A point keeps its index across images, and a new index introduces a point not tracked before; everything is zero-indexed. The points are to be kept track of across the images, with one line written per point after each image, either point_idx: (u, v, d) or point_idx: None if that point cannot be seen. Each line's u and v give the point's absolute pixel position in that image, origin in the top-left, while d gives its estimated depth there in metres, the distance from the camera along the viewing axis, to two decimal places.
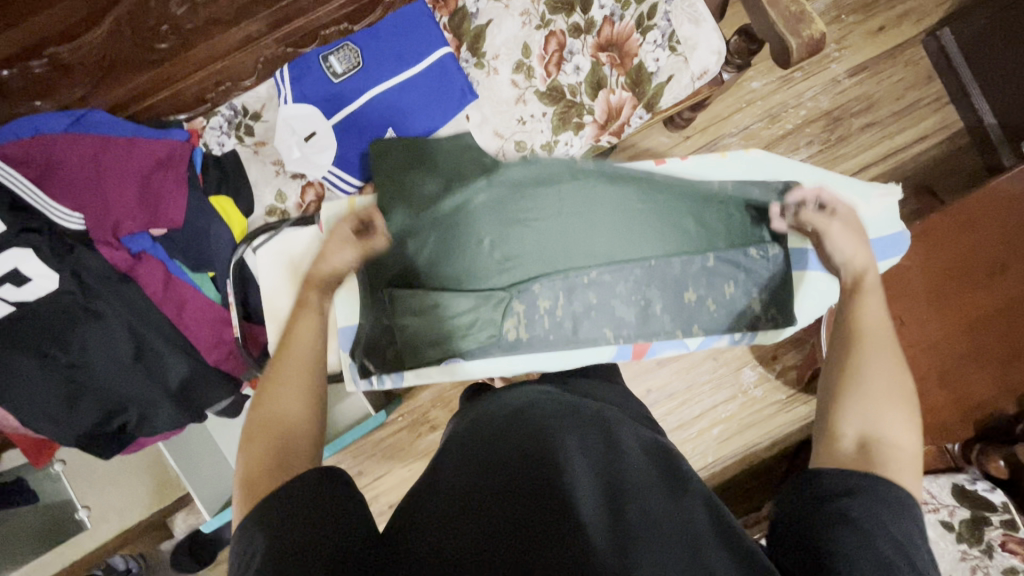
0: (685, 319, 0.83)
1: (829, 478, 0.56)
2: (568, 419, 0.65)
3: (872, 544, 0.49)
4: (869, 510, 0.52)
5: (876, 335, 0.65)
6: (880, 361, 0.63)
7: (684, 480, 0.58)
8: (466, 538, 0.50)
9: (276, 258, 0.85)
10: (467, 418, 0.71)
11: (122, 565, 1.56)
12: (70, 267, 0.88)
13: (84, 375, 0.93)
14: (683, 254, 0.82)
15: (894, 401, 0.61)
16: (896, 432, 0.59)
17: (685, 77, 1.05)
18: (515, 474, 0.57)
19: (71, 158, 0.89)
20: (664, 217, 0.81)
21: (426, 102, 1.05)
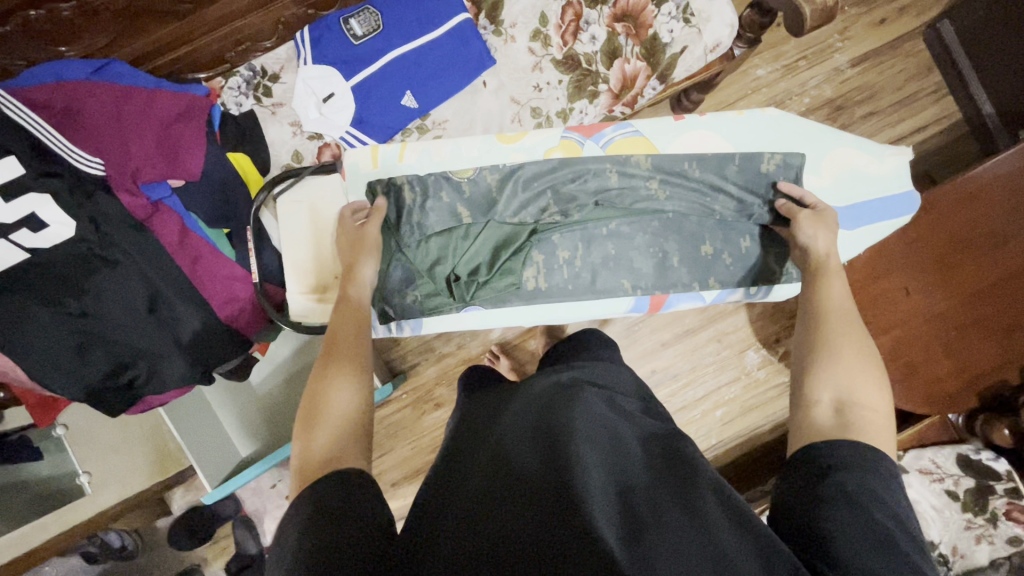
0: (702, 271, 0.83)
1: (822, 454, 0.57)
2: (579, 410, 0.64)
3: (867, 512, 0.50)
4: (861, 482, 0.52)
5: (837, 314, 0.69)
6: (841, 337, 0.67)
7: (695, 469, 0.58)
8: (488, 531, 0.49)
9: (296, 207, 0.86)
10: (478, 417, 0.71)
11: (116, 542, 1.53)
12: (88, 214, 0.89)
13: (95, 325, 0.92)
14: (701, 211, 0.83)
15: (864, 367, 0.64)
16: (872, 395, 0.62)
17: (699, 49, 1.08)
18: (523, 469, 0.56)
19: (92, 104, 0.90)
20: (681, 176, 0.83)
21: (444, 67, 1.06)
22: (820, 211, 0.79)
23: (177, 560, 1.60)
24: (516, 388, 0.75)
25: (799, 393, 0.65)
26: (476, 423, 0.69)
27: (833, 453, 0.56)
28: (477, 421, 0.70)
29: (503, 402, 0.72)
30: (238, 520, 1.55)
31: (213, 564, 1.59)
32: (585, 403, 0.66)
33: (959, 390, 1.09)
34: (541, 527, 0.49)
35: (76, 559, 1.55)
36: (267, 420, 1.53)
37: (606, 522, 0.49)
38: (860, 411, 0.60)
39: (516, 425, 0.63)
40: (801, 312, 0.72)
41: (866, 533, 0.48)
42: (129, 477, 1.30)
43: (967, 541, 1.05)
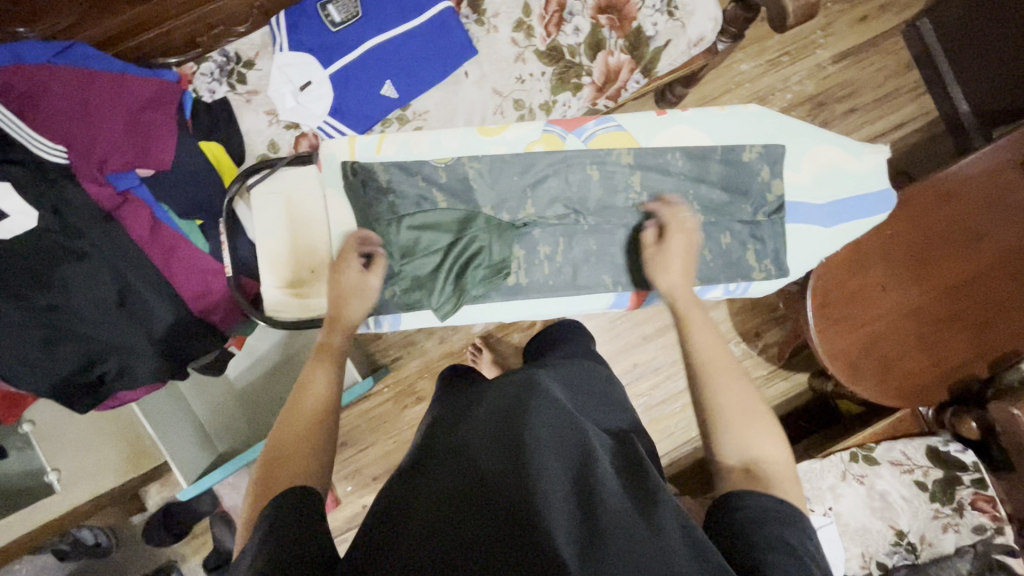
0: None
1: (758, 501, 0.54)
2: (546, 418, 0.62)
3: (807, 568, 0.48)
4: (790, 535, 0.51)
5: (712, 361, 0.65)
6: (731, 387, 0.63)
7: (659, 488, 0.56)
8: (438, 548, 0.47)
9: (271, 199, 0.84)
10: (451, 415, 0.70)
11: (89, 539, 1.50)
12: (51, 204, 0.86)
13: (61, 318, 0.89)
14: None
15: (755, 420, 0.61)
16: (770, 448, 0.59)
17: (682, 43, 1.08)
18: (483, 479, 0.54)
19: (56, 89, 0.86)
20: (663, 171, 0.82)
21: (424, 56, 1.03)
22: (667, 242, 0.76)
23: (153, 555, 1.57)
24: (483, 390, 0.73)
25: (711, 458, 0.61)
26: (437, 432, 0.67)
27: (754, 500, 0.54)
28: (437, 432, 0.67)
29: (467, 407, 0.70)
30: (215, 516, 1.53)
31: (191, 560, 1.57)
32: (551, 408, 0.64)
33: (930, 383, 1.12)
34: (494, 543, 0.47)
35: (48, 556, 1.52)
36: (246, 413, 1.52)
37: (561, 536, 0.48)
38: (766, 467, 0.58)
39: (479, 432, 0.62)
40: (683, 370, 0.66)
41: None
42: (102, 473, 1.27)
43: (935, 530, 1.09)
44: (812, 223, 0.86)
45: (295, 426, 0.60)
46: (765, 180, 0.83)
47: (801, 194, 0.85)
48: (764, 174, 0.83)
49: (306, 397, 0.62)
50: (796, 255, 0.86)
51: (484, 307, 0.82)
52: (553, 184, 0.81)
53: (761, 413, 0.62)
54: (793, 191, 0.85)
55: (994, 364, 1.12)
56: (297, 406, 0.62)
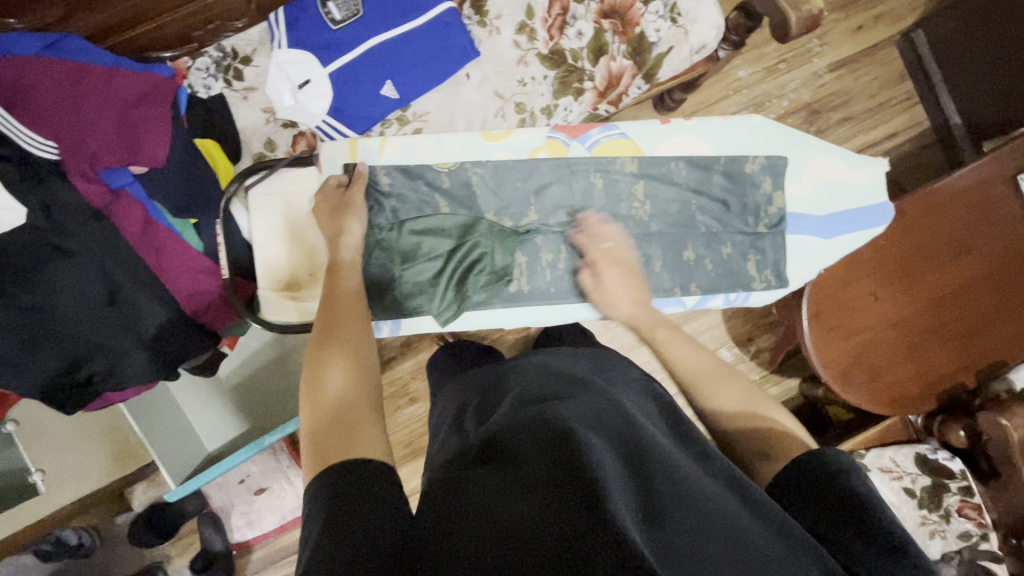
0: (684, 277, 0.83)
1: (815, 463, 0.57)
2: (583, 396, 0.64)
3: (881, 512, 0.51)
4: (867, 486, 0.54)
5: (699, 376, 0.67)
6: (720, 391, 0.65)
7: (707, 455, 0.59)
8: (507, 513, 0.48)
9: (269, 200, 0.82)
10: (482, 405, 0.71)
11: (73, 540, 1.44)
12: (39, 200, 0.83)
13: (48, 318, 0.87)
14: (683, 218, 0.83)
15: (756, 404, 0.65)
16: (778, 423, 0.63)
17: (684, 50, 1.08)
18: (540, 450, 0.54)
19: (46, 83, 0.84)
20: (667, 181, 0.82)
21: (425, 56, 1.02)
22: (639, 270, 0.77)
23: (138, 556, 1.55)
24: (514, 366, 0.74)
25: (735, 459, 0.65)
26: (469, 424, 0.69)
27: (822, 461, 0.57)
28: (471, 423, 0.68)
29: (498, 393, 0.71)
30: (203, 517, 1.51)
31: (177, 560, 1.55)
32: (589, 387, 0.66)
33: (921, 393, 1.13)
34: (571, 506, 0.47)
35: (27, 558, 1.48)
36: (236, 413, 1.50)
37: (627, 498, 0.49)
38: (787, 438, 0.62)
39: (517, 410, 0.62)
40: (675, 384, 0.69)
41: (880, 537, 0.50)
42: (87, 473, 1.25)
43: (923, 536, 1.10)
44: (809, 235, 0.86)
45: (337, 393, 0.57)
46: (766, 192, 0.84)
47: (799, 206, 0.86)
48: (765, 186, 0.83)
49: (354, 361, 0.60)
50: (795, 266, 0.86)
51: (483, 314, 0.82)
52: (555, 190, 0.81)
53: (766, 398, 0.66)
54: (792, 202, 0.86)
55: (981, 374, 1.14)
56: (339, 365, 0.59)
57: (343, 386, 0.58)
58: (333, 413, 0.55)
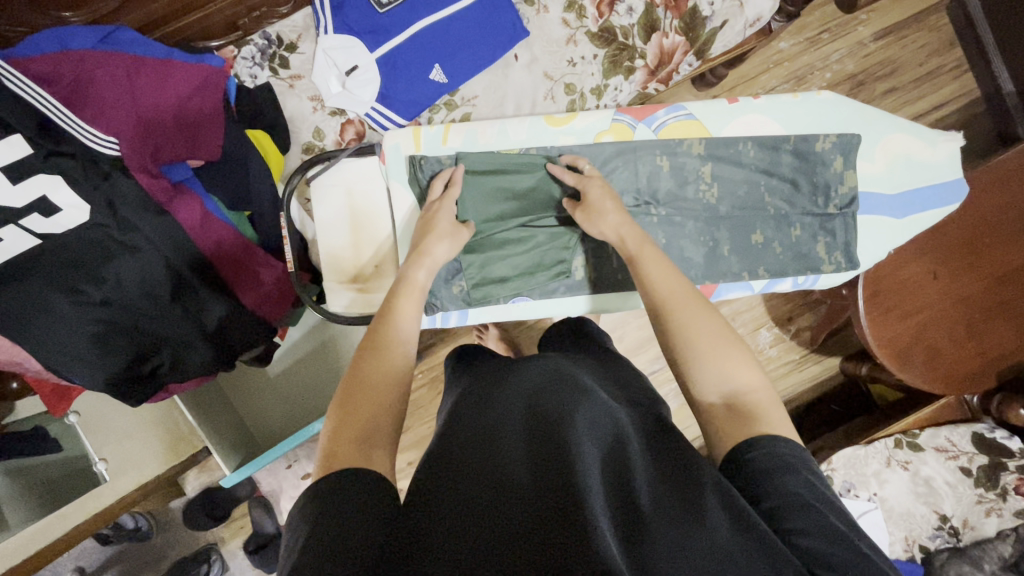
0: (752, 261, 0.81)
1: (750, 457, 0.54)
2: (574, 401, 0.61)
3: (818, 514, 0.48)
4: (806, 486, 0.51)
5: (675, 298, 0.65)
6: (690, 324, 0.63)
7: (691, 464, 0.55)
8: (483, 537, 0.47)
9: (331, 192, 0.81)
10: (472, 394, 0.69)
11: (130, 524, 1.54)
12: (105, 196, 0.82)
13: (117, 314, 0.88)
14: (752, 198, 0.81)
15: (720, 347, 0.61)
16: (741, 374, 0.60)
17: (739, 23, 1.04)
18: (521, 466, 0.53)
19: (103, 76, 0.82)
20: (736, 162, 0.80)
21: (473, 38, 1.00)
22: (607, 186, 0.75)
23: (192, 540, 1.60)
24: (511, 366, 0.72)
25: (690, 397, 0.62)
26: (462, 409, 0.66)
27: (766, 451, 0.53)
28: (463, 408, 0.66)
29: (494, 385, 0.68)
30: (255, 500, 1.55)
31: (231, 542, 1.59)
32: (585, 392, 0.63)
33: (979, 370, 1.11)
34: (543, 529, 0.46)
35: (90, 540, 1.56)
36: (280, 401, 1.53)
37: (604, 520, 0.47)
38: (747, 398, 0.59)
39: (512, 416, 0.61)
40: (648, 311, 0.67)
41: (819, 540, 0.46)
42: (147, 461, 1.27)
43: (978, 514, 1.10)
44: None
45: (366, 401, 0.58)
46: (838, 170, 0.81)
47: None
48: (837, 164, 0.81)
49: (372, 374, 0.61)
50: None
51: (550, 303, 0.83)
52: (622, 176, 0.79)
53: (733, 340, 0.62)
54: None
55: None
56: (360, 383, 0.60)
57: (365, 403, 0.58)
58: (359, 428, 0.56)
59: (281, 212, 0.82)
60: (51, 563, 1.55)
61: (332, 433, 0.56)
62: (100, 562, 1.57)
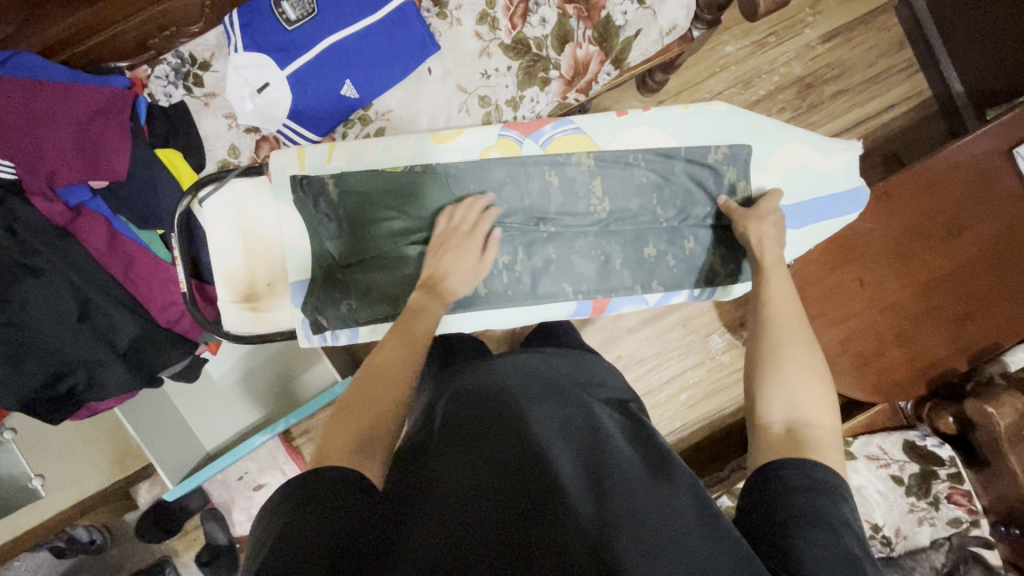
0: (645, 275, 0.85)
1: (785, 473, 0.55)
2: (553, 402, 0.64)
3: (837, 534, 0.49)
4: (835, 506, 0.52)
5: (783, 323, 0.69)
6: (793, 352, 0.66)
7: (670, 464, 0.57)
8: (457, 526, 0.49)
9: (223, 213, 0.81)
10: (452, 386, 0.71)
11: (85, 537, 1.54)
12: (3, 219, 0.84)
13: (25, 336, 0.89)
14: (644, 213, 0.84)
15: (809, 376, 0.64)
16: (818, 411, 0.61)
17: (653, 32, 1.04)
18: (502, 457, 0.55)
19: (0, 101, 0.84)
20: (626, 175, 0.83)
21: (384, 53, 0.99)
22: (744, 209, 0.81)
23: (148, 551, 1.61)
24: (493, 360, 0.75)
25: (753, 413, 0.64)
26: (443, 402, 0.69)
27: (795, 472, 0.55)
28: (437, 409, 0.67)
29: (474, 378, 0.71)
30: (207, 512, 1.57)
31: (184, 554, 1.61)
32: (564, 395, 0.66)
33: (909, 377, 1.10)
34: (521, 522, 0.49)
35: (45, 553, 1.57)
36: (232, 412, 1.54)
37: (583, 512, 0.49)
38: (813, 430, 0.60)
39: (486, 413, 0.63)
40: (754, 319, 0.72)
41: (834, 553, 0.47)
42: (89, 476, 1.28)
43: (910, 524, 1.09)
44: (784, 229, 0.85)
45: (374, 406, 0.60)
46: (732, 181, 0.84)
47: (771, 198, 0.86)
48: (730, 175, 0.84)
49: (388, 374, 0.63)
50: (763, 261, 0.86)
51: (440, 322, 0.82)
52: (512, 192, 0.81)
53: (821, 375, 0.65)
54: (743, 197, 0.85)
55: (972, 358, 1.10)
56: (366, 387, 0.62)
57: (369, 406, 0.60)
58: (355, 434, 0.58)
59: (165, 244, 0.80)
60: None
61: (331, 434, 0.58)
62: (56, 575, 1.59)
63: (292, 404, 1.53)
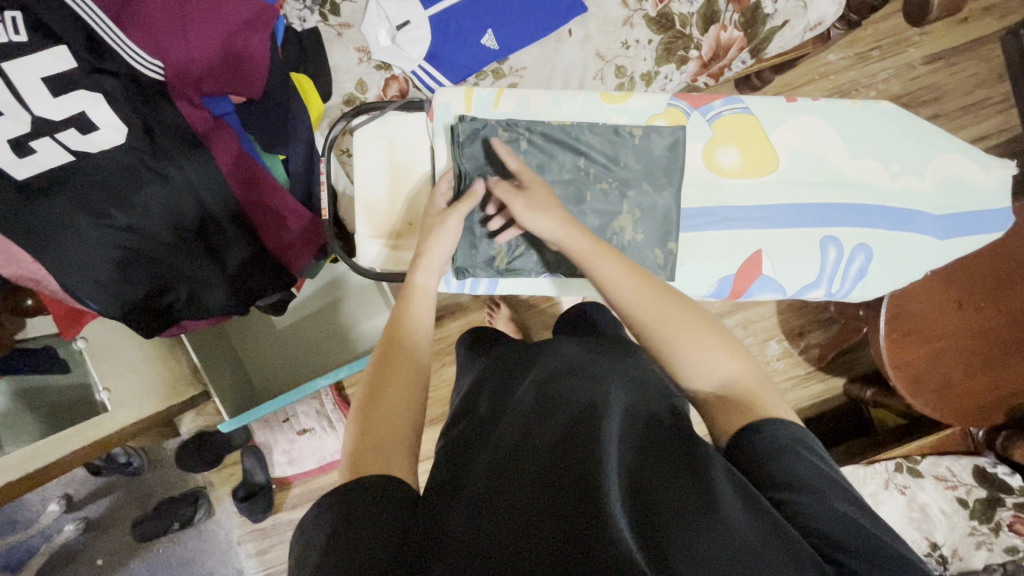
0: (795, 245, 0.98)
1: (751, 441, 0.54)
2: (585, 395, 0.63)
3: (821, 498, 0.48)
4: (817, 470, 0.51)
5: (638, 301, 0.65)
6: (670, 325, 0.62)
7: (702, 453, 0.55)
8: (498, 528, 0.48)
9: (375, 142, 0.92)
10: (494, 396, 0.71)
11: (122, 458, 1.53)
12: (143, 120, 0.81)
13: (140, 244, 0.87)
14: (805, 188, 0.98)
15: (711, 342, 0.61)
16: (722, 361, 0.60)
17: (800, 24, 1.03)
18: (537, 457, 0.55)
19: (155, 3, 0.79)
20: (803, 153, 0.99)
21: (528, 8, 0.98)
22: (531, 192, 0.80)
23: (181, 480, 1.61)
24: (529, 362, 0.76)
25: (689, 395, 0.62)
26: (483, 409, 0.69)
27: (772, 432, 0.54)
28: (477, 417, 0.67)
29: (509, 387, 0.71)
30: (247, 448, 1.56)
31: (219, 488, 1.61)
32: (598, 386, 0.65)
33: (988, 403, 1.09)
34: (559, 519, 0.47)
35: (79, 470, 1.56)
36: (286, 355, 1.53)
37: (619, 508, 0.48)
38: (741, 387, 0.59)
39: (521, 412, 0.63)
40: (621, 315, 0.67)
41: (831, 521, 0.47)
42: (148, 396, 1.27)
43: (968, 546, 1.10)
44: (923, 221, 1.01)
45: (388, 404, 0.61)
46: (893, 173, 1.01)
47: (915, 203, 1.01)
48: (891, 168, 1.01)
49: (395, 373, 0.64)
50: (886, 249, 1.00)
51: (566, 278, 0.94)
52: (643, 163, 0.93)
53: (714, 331, 0.62)
54: (891, 195, 1.00)
55: None
56: (376, 386, 0.63)
57: (382, 415, 0.60)
58: (378, 431, 0.58)
59: (322, 155, 0.86)
60: (39, 487, 1.57)
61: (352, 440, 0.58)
62: (87, 493, 1.58)
63: (351, 351, 1.52)
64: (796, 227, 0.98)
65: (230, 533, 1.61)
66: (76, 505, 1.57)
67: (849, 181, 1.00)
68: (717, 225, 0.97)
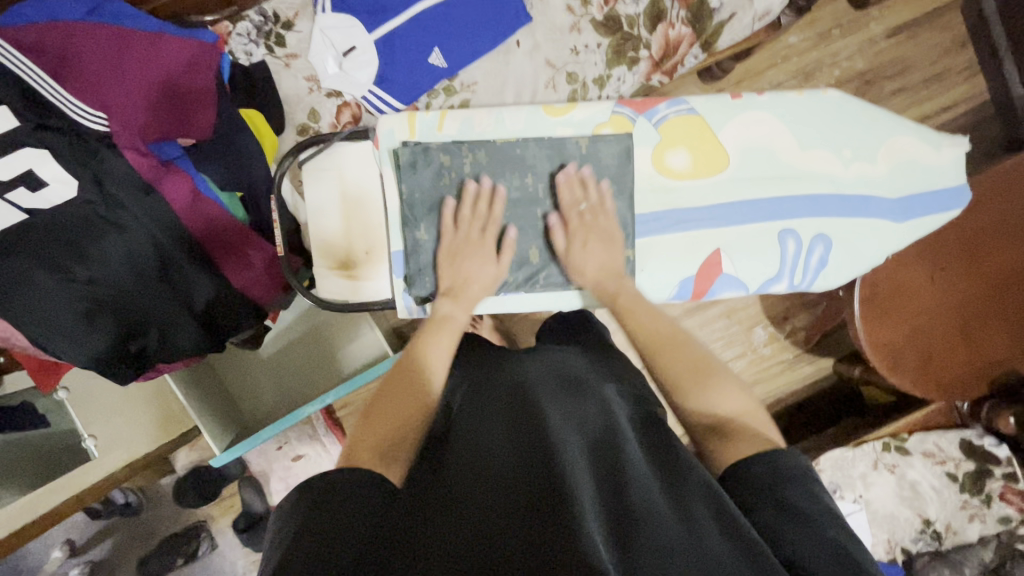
0: (758, 242, 0.99)
1: (754, 470, 0.55)
2: (564, 402, 0.63)
3: (819, 528, 0.50)
4: (810, 499, 0.53)
5: (656, 339, 0.74)
6: (678, 357, 0.71)
7: (682, 467, 0.55)
8: (469, 529, 0.48)
9: (322, 174, 0.93)
10: (477, 389, 0.71)
11: (121, 499, 1.55)
12: (92, 173, 0.80)
13: (103, 293, 0.85)
14: (760, 181, 0.99)
15: (717, 382, 0.67)
16: (725, 400, 0.65)
17: (747, 16, 1.03)
18: (513, 460, 0.55)
19: (90, 49, 0.81)
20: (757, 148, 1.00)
21: (475, 22, 0.98)
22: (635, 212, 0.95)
23: (182, 516, 1.61)
24: (512, 360, 0.75)
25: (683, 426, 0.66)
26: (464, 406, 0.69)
27: (769, 464, 0.56)
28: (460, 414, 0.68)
29: (491, 382, 0.71)
30: (245, 479, 1.54)
31: (220, 521, 1.61)
32: (581, 394, 0.66)
33: (971, 376, 1.09)
34: (529, 522, 0.47)
35: (78, 514, 1.56)
36: (273, 384, 1.53)
37: (591, 514, 0.48)
38: (738, 421, 0.63)
39: (502, 411, 0.63)
40: (640, 345, 0.75)
41: (819, 549, 0.49)
42: (138, 438, 1.27)
43: (961, 520, 1.12)
44: (877, 203, 1.02)
45: (393, 416, 0.63)
46: (847, 159, 1.02)
47: (869, 189, 1.02)
48: (846, 154, 1.02)
49: (402, 387, 0.68)
50: (852, 235, 1.01)
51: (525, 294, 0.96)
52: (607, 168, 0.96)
53: (722, 375, 0.68)
54: (845, 183, 1.01)
55: None
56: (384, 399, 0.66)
57: (384, 419, 0.63)
58: (381, 437, 0.60)
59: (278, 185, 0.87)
60: (41, 535, 1.57)
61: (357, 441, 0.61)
62: (88, 537, 1.58)
63: (337, 372, 1.51)
64: (755, 221, 0.99)
65: (235, 564, 1.62)
66: (79, 550, 1.57)
67: (804, 169, 1.01)
68: (673, 229, 0.98)
